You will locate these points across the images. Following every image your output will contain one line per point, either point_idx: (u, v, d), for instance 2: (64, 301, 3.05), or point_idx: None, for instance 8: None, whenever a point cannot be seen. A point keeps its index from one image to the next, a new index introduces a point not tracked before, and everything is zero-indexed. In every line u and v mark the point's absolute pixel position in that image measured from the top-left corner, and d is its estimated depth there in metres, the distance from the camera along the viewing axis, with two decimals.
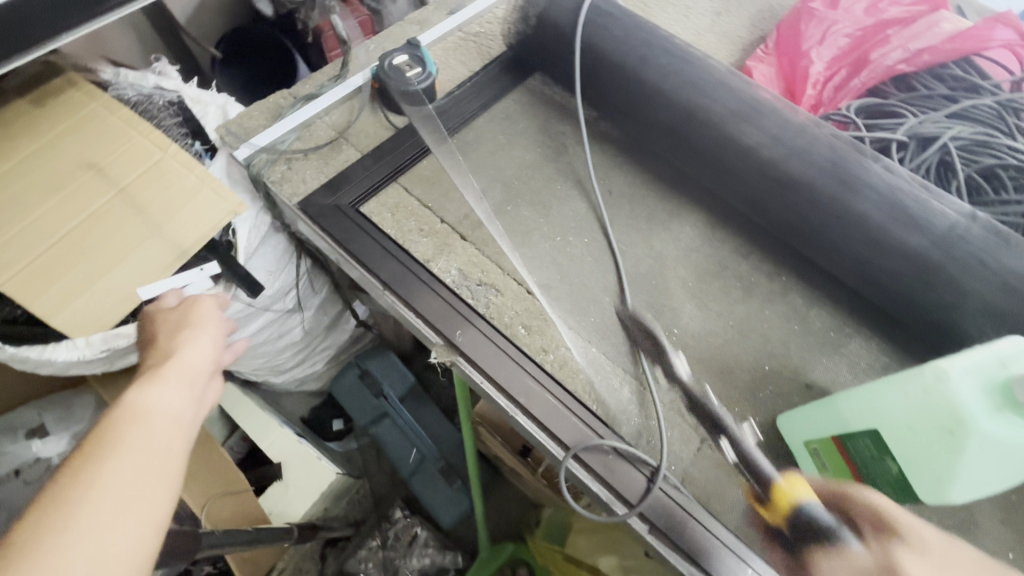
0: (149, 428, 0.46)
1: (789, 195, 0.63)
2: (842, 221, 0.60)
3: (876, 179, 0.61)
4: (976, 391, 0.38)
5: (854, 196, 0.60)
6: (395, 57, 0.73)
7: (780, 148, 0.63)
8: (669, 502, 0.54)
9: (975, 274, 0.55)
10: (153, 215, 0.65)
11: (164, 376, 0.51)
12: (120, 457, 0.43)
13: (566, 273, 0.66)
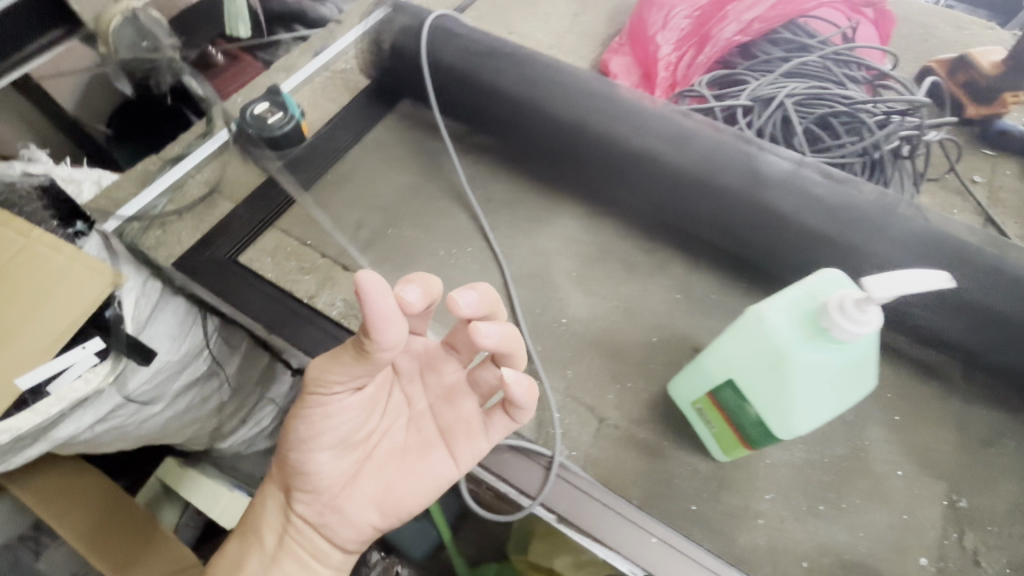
0: (326, 443, 0.48)
1: (686, 192, 0.65)
2: (758, 218, 0.63)
3: (781, 172, 0.63)
4: (790, 324, 0.41)
5: (766, 193, 0.62)
6: (255, 107, 0.73)
7: (681, 155, 0.65)
8: (571, 487, 0.55)
9: (885, 244, 0.59)
10: (23, 302, 0.60)
11: (320, 399, 0.47)
12: (306, 466, 0.49)
13: (453, 284, 0.67)
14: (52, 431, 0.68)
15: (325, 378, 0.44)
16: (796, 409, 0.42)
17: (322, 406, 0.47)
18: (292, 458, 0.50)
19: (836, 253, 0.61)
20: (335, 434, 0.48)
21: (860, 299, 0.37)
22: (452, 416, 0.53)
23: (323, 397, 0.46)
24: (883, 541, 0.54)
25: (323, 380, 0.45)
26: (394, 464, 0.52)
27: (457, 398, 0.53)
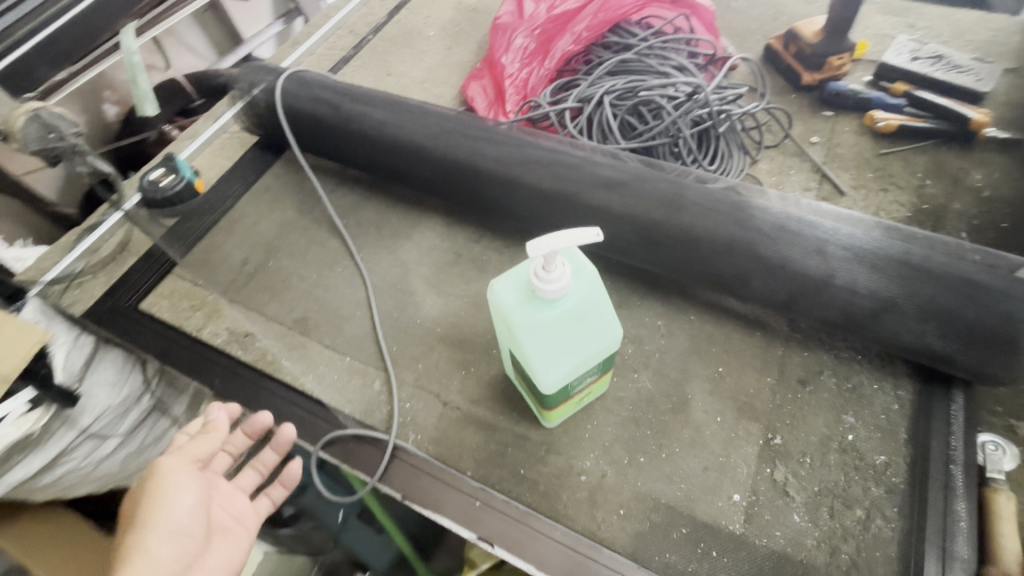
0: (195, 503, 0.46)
1: (587, 214, 0.70)
2: (665, 232, 0.66)
3: (686, 188, 0.67)
4: (512, 292, 0.47)
5: (673, 212, 0.66)
6: (150, 173, 0.85)
7: (579, 183, 0.70)
8: (407, 464, 0.61)
9: (781, 241, 0.62)
10: None
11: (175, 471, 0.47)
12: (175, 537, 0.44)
13: (322, 302, 0.76)
14: (6, 477, 0.77)
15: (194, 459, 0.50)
16: (536, 364, 0.48)
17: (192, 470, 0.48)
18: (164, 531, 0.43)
19: (631, 225, 0.68)
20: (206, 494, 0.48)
21: (544, 263, 0.44)
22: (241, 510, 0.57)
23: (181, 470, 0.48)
24: (697, 483, 0.58)
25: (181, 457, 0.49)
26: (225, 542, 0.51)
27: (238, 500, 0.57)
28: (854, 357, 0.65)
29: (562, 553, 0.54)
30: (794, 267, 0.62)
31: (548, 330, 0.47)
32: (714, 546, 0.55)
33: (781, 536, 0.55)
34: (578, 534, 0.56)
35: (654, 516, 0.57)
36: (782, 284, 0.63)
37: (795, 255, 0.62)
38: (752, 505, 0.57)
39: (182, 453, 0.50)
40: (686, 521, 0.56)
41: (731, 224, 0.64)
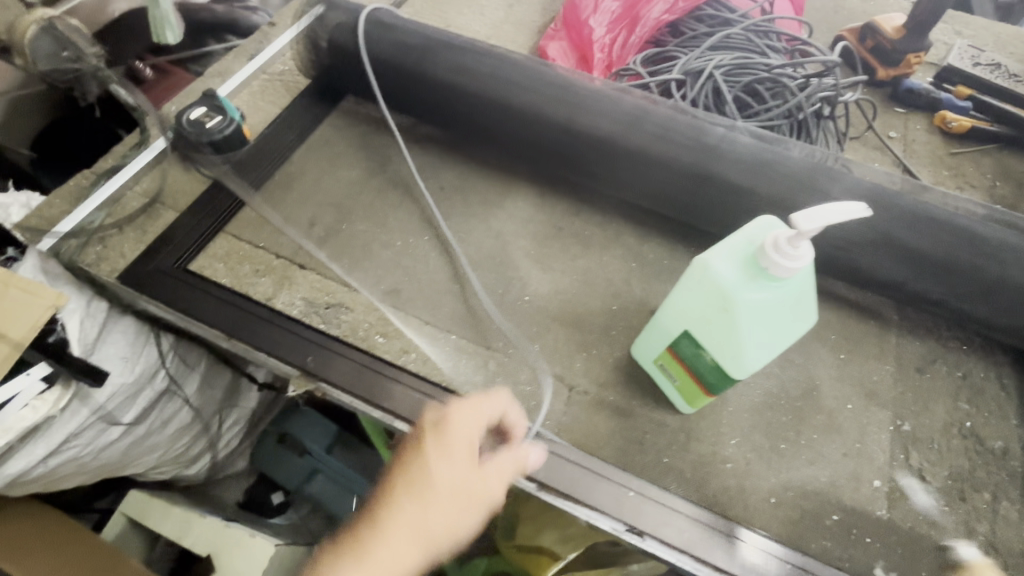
0: (425, 539, 0.42)
1: (688, 183, 0.67)
2: (757, 202, 0.65)
3: (784, 158, 0.65)
4: (732, 269, 0.43)
5: (762, 182, 0.65)
6: (190, 112, 0.72)
7: (681, 148, 0.66)
8: (549, 453, 0.56)
9: (892, 220, 0.62)
10: None
11: (423, 497, 0.43)
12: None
13: (413, 273, 0.68)
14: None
15: (446, 481, 0.44)
16: (746, 346, 0.44)
17: (445, 500, 0.43)
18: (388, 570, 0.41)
19: (737, 197, 0.66)
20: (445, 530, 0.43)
21: (792, 237, 0.40)
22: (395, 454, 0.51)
23: (426, 496, 0.43)
24: (840, 470, 0.58)
25: (438, 476, 0.44)
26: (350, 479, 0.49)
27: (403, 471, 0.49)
28: (961, 346, 0.67)
29: (717, 542, 0.53)
30: (915, 250, 0.61)
31: (767, 311, 0.43)
32: (864, 531, 0.55)
33: (924, 521, 0.56)
34: (733, 523, 0.54)
35: (803, 503, 0.56)
36: (896, 269, 0.63)
37: (921, 240, 0.61)
38: (894, 490, 0.57)
39: (437, 471, 0.44)
40: (835, 507, 0.56)
41: (878, 212, 0.62)
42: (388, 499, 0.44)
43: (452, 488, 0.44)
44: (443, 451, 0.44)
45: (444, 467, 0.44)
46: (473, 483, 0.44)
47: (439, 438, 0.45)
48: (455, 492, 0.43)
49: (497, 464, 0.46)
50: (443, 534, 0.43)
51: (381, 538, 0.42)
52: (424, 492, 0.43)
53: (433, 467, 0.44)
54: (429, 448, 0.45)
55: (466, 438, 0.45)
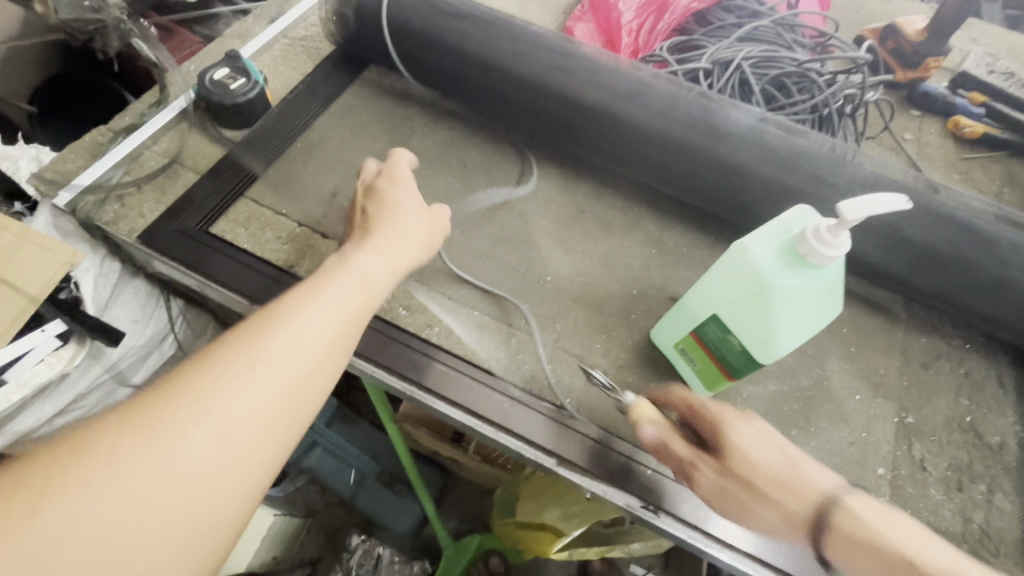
0: (265, 400, 0.40)
1: (715, 171, 0.67)
2: (784, 193, 0.65)
3: (811, 150, 0.65)
4: (770, 254, 0.45)
5: (789, 172, 0.64)
6: (214, 73, 0.71)
7: (709, 135, 0.66)
8: (569, 430, 0.58)
9: (911, 217, 0.63)
10: None
11: (248, 359, 0.41)
12: (265, 425, 0.39)
13: (436, 248, 0.68)
14: (9, 425, 0.63)
15: (283, 346, 0.42)
16: (777, 331, 0.46)
17: (303, 329, 0.44)
18: (208, 430, 0.37)
19: (763, 188, 0.66)
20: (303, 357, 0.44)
21: (833, 226, 0.41)
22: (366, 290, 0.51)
23: (254, 361, 0.41)
24: (847, 457, 0.60)
25: (357, 268, 0.51)
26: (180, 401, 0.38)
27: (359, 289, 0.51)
28: (965, 345, 0.69)
29: (728, 518, 0.55)
30: (932, 248, 0.63)
31: (801, 298, 0.45)
32: None
33: (924, 508, 0.58)
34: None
35: None
36: (913, 268, 0.65)
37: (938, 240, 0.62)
38: (896, 478, 0.60)
39: (297, 316, 0.44)
40: None
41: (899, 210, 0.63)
42: (203, 363, 0.40)
43: (325, 320, 0.45)
44: (311, 298, 0.46)
45: (310, 313, 0.45)
46: (391, 257, 0.53)
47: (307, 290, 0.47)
48: (359, 293, 0.49)
49: (423, 226, 0.58)
50: (308, 377, 0.42)
51: (169, 413, 0.37)
52: (370, 240, 0.54)
53: (293, 311, 0.44)
54: (357, 245, 0.54)
55: (390, 204, 0.58)
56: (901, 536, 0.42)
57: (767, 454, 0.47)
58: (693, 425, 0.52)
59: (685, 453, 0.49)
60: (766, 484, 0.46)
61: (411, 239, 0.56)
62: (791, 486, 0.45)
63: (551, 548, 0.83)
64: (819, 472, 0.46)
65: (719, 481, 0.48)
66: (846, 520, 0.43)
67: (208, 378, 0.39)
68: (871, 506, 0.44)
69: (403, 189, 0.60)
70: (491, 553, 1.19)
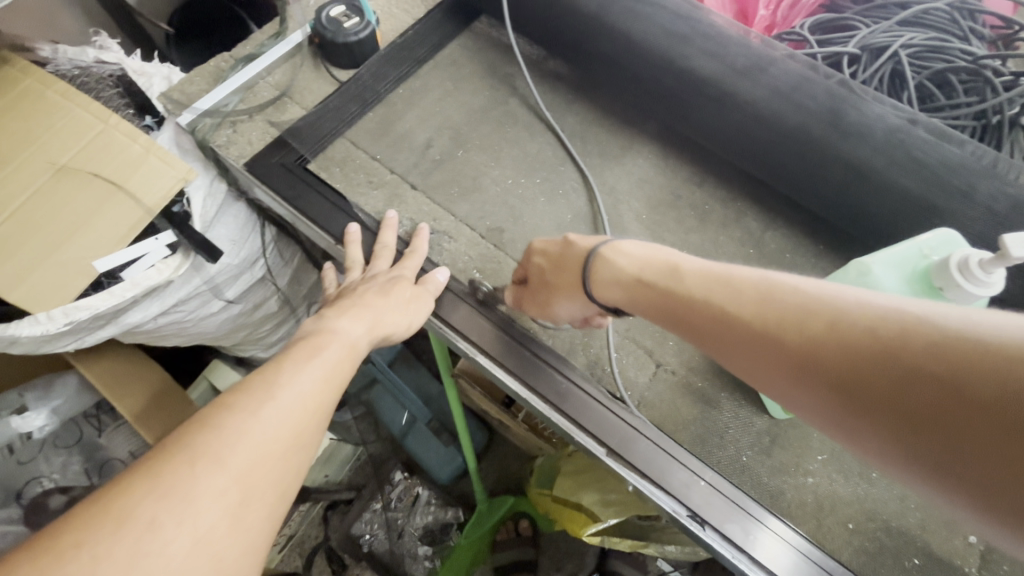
0: (278, 448, 0.40)
1: (844, 172, 0.59)
2: (922, 210, 0.56)
3: (969, 162, 0.55)
4: (895, 281, 0.39)
5: (935, 184, 0.55)
6: (330, 10, 0.71)
7: (844, 130, 0.58)
8: (626, 425, 0.55)
9: None
10: (111, 175, 0.65)
11: (255, 409, 0.41)
12: (308, 417, 0.43)
13: (519, 215, 0.66)
14: (122, 316, 0.70)
15: (285, 401, 0.42)
16: None
17: (300, 383, 0.44)
18: (238, 476, 0.37)
19: (897, 202, 0.57)
20: (336, 363, 0.48)
21: (986, 260, 0.35)
22: (392, 311, 0.55)
23: (262, 411, 0.41)
24: (937, 514, 0.53)
25: (337, 331, 0.51)
26: (252, 396, 0.41)
27: (392, 291, 0.56)
28: None
29: (787, 557, 0.50)
30: None
31: None
32: None
33: None
34: (792, 530, 0.51)
35: (884, 538, 0.52)
36: None
37: None
38: (991, 551, 0.52)
39: (292, 376, 0.44)
40: (919, 552, 0.52)
41: None
42: (218, 413, 0.40)
43: (317, 377, 0.45)
44: (301, 359, 0.46)
45: (305, 370, 0.45)
46: (375, 319, 0.53)
47: (337, 313, 0.54)
48: (344, 352, 0.49)
49: (409, 304, 0.56)
50: (306, 427, 0.43)
51: (195, 460, 0.36)
52: (348, 306, 0.54)
53: (288, 371, 0.45)
54: (325, 315, 0.54)
55: (371, 286, 0.57)
56: (641, 257, 0.48)
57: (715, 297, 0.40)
58: (522, 270, 0.59)
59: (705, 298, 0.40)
60: (555, 276, 0.54)
61: (394, 312, 0.55)
62: (565, 262, 0.53)
63: (584, 530, 0.78)
64: (626, 256, 0.49)
65: (533, 300, 0.57)
66: (601, 268, 0.50)
67: (223, 428, 0.39)
68: (629, 244, 0.50)
69: (385, 276, 0.58)
70: (521, 516, 1.23)
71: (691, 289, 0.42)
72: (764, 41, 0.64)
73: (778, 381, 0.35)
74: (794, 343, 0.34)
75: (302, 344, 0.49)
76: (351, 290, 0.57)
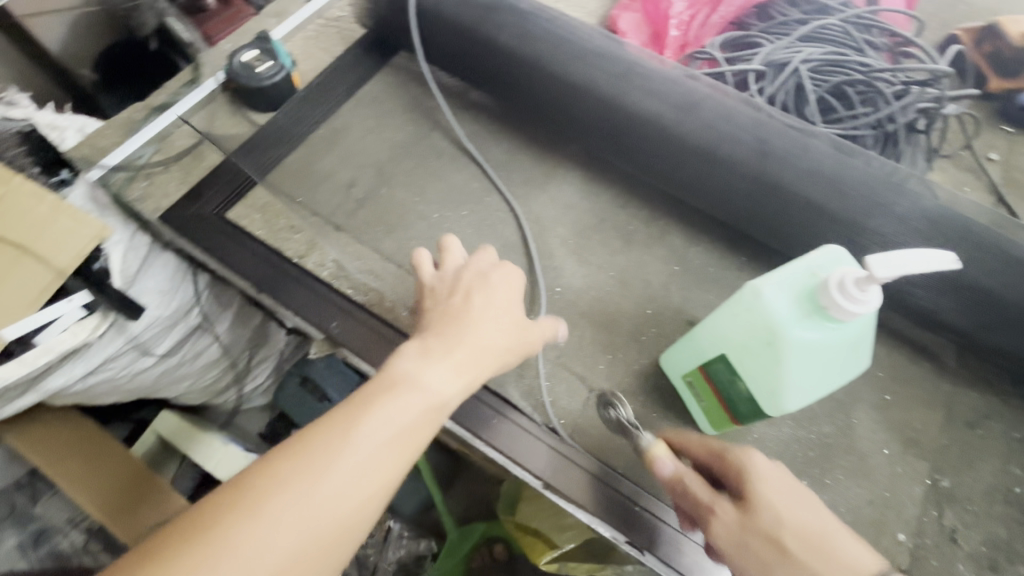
0: (327, 539, 0.36)
1: (754, 189, 0.61)
2: (823, 221, 0.59)
3: (862, 175, 0.58)
4: (784, 301, 0.40)
5: (831, 197, 0.58)
6: (242, 54, 0.71)
7: (746, 148, 0.60)
8: (558, 454, 0.55)
9: (985, 266, 0.54)
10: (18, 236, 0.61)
11: (277, 496, 0.35)
12: (350, 502, 0.37)
13: (446, 249, 0.66)
14: (43, 382, 0.68)
15: (347, 473, 0.37)
16: (786, 385, 0.41)
17: (354, 457, 0.37)
18: (272, 569, 0.34)
19: (800, 214, 0.59)
20: (408, 429, 0.39)
21: (860, 278, 0.36)
22: (487, 335, 0.46)
23: (321, 484, 0.36)
24: (865, 517, 0.54)
25: (420, 378, 0.41)
26: (322, 458, 0.37)
27: (476, 316, 0.47)
28: None
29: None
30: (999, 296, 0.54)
31: (818, 352, 0.40)
32: None
33: None
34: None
35: None
36: (969, 319, 0.57)
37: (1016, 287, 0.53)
38: (918, 548, 0.54)
39: (340, 443, 0.37)
40: None
41: (967, 250, 0.55)
42: (253, 480, 0.36)
43: (383, 440, 0.38)
44: (372, 413, 0.39)
45: (369, 424, 0.38)
46: (459, 356, 0.44)
47: (438, 343, 0.44)
48: (426, 409, 0.41)
49: (501, 326, 0.47)
50: (354, 516, 0.37)
51: (252, 532, 0.34)
52: (451, 339, 0.44)
53: (334, 432, 0.38)
54: (429, 345, 0.44)
55: (447, 313, 0.47)
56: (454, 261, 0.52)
57: (699, 489, 0.43)
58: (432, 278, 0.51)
59: (703, 493, 0.42)
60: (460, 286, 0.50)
61: (499, 307, 0.49)
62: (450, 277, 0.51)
63: (541, 559, 0.80)
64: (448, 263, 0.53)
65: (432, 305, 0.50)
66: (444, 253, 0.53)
67: (272, 513, 0.35)
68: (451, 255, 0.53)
69: (455, 293, 0.49)
70: (495, 541, 1.21)
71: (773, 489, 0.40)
72: (667, 66, 0.67)
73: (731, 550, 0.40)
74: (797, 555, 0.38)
75: (384, 378, 0.41)
76: (427, 323, 0.47)
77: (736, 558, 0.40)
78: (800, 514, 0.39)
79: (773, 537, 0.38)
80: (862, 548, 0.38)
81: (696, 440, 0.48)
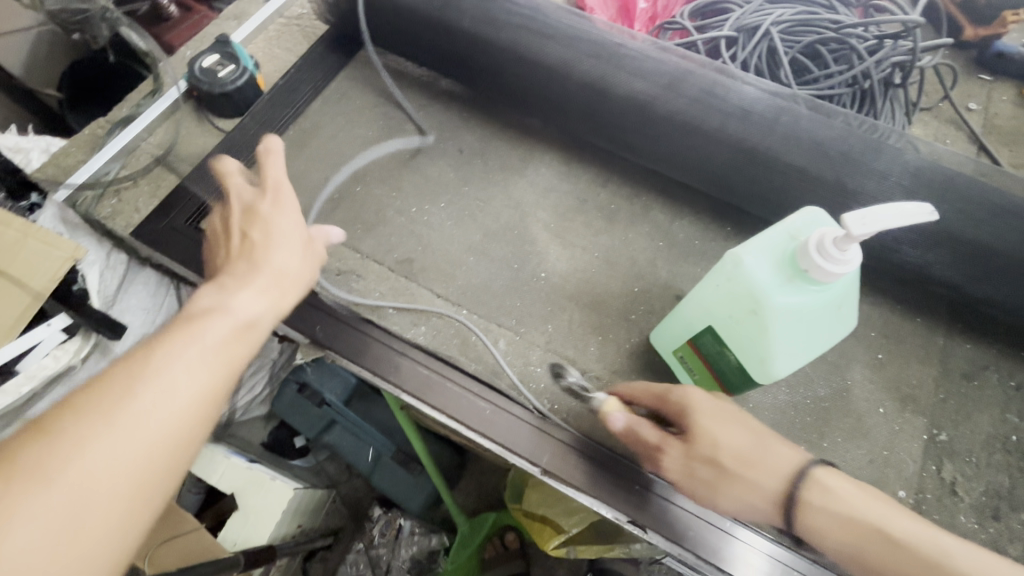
0: (161, 452, 0.35)
1: (734, 157, 0.60)
2: (806, 184, 0.58)
3: (841, 135, 0.57)
4: (766, 268, 0.40)
5: (812, 159, 0.57)
6: (203, 60, 0.69)
7: (721, 116, 0.59)
8: (556, 441, 0.54)
9: (968, 219, 0.53)
10: None
11: (88, 424, 0.33)
12: (162, 436, 0.35)
13: (426, 242, 0.65)
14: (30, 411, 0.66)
15: (160, 393, 0.36)
16: (775, 352, 0.41)
17: (179, 374, 0.37)
18: (75, 500, 0.32)
19: (783, 178, 0.58)
20: (258, 331, 0.42)
21: (839, 238, 0.35)
22: (291, 257, 0.46)
23: (116, 418, 0.34)
24: (866, 476, 0.54)
25: (230, 304, 0.41)
26: (101, 403, 0.34)
27: (290, 241, 0.46)
28: (1019, 353, 0.61)
29: (735, 548, 0.51)
30: (983, 245, 0.53)
31: (802, 317, 0.40)
32: None
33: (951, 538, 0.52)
34: (762, 537, 0.51)
35: None
36: (956, 271, 0.56)
37: (998, 236, 0.53)
38: (921, 503, 0.54)
39: (165, 362, 0.37)
40: None
41: (950, 206, 0.54)
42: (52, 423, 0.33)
43: (210, 352, 0.39)
44: (174, 342, 0.38)
45: (174, 352, 0.37)
46: (273, 288, 0.44)
47: (250, 273, 0.44)
48: (235, 333, 0.40)
49: (302, 255, 0.47)
50: (174, 442, 0.36)
51: (94, 451, 0.33)
52: (246, 274, 0.44)
53: (161, 356, 0.37)
54: (238, 277, 0.44)
55: (266, 229, 0.47)
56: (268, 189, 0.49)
57: (649, 434, 0.46)
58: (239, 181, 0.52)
59: (651, 437, 0.46)
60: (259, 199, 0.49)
61: (288, 252, 0.46)
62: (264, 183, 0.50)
63: (550, 543, 0.80)
64: (274, 165, 0.50)
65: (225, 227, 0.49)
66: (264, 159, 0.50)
67: (87, 443, 0.33)
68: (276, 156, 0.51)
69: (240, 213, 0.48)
70: (507, 530, 1.21)
71: (694, 409, 0.45)
72: (635, 38, 0.65)
73: (691, 489, 0.44)
74: (728, 475, 0.43)
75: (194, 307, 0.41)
76: (234, 246, 0.46)
77: (687, 485, 0.44)
78: (732, 435, 0.43)
79: (710, 461, 0.43)
80: (783, 448, 0.43)
81: (640, 389, 0.49)
